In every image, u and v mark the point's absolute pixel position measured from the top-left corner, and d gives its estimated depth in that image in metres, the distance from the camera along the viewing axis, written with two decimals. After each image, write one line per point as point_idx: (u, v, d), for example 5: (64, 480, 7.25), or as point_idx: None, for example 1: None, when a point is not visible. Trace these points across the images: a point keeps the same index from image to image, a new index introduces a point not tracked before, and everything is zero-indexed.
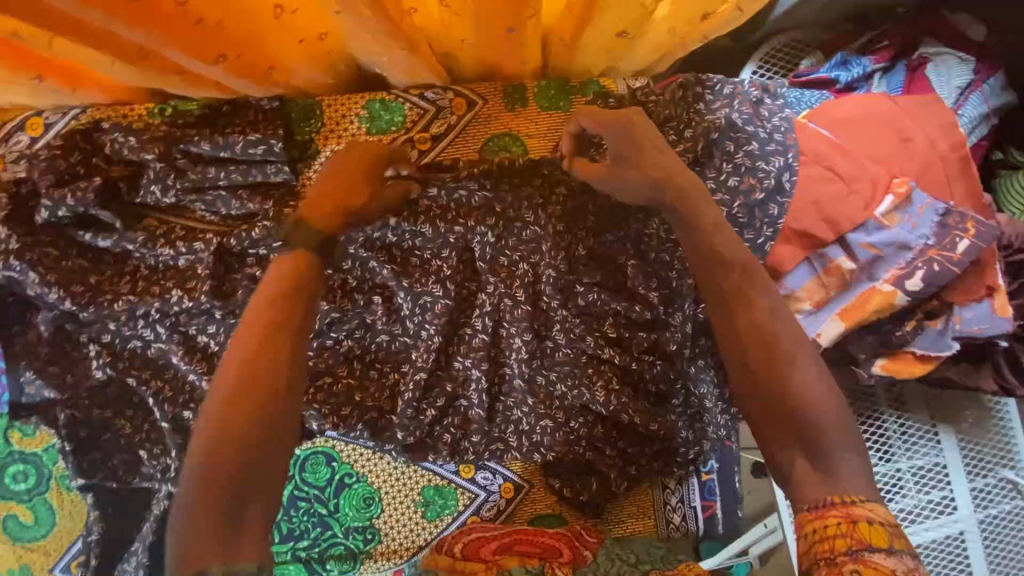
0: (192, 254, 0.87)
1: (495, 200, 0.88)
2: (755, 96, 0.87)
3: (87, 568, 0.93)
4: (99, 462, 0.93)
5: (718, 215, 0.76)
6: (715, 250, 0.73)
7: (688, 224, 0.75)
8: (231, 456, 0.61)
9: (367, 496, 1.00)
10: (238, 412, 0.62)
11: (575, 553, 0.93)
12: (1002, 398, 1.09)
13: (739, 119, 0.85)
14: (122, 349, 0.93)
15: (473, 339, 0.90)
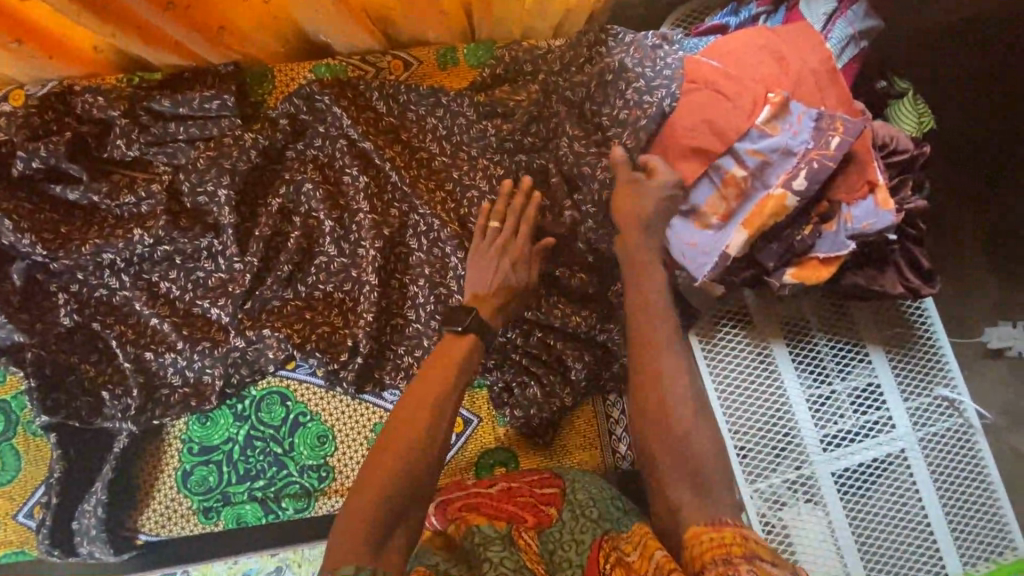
0: (151, 199, 0.99)
1: (441, 133, 1.05)
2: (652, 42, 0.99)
3: (48, 507, 0.97)
4: (62, 403, 0.97)
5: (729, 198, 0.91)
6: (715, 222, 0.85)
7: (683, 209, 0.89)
8: (389, 469, 0.72)
9: (321, 433, 1.05)
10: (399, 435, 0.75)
11: (539, 516, 0.91)
12: (924, 305, 1.14)
13: (631, 62, 0.97)
14: (89, 297, 1.01)
15: (412, 258, 1.05)
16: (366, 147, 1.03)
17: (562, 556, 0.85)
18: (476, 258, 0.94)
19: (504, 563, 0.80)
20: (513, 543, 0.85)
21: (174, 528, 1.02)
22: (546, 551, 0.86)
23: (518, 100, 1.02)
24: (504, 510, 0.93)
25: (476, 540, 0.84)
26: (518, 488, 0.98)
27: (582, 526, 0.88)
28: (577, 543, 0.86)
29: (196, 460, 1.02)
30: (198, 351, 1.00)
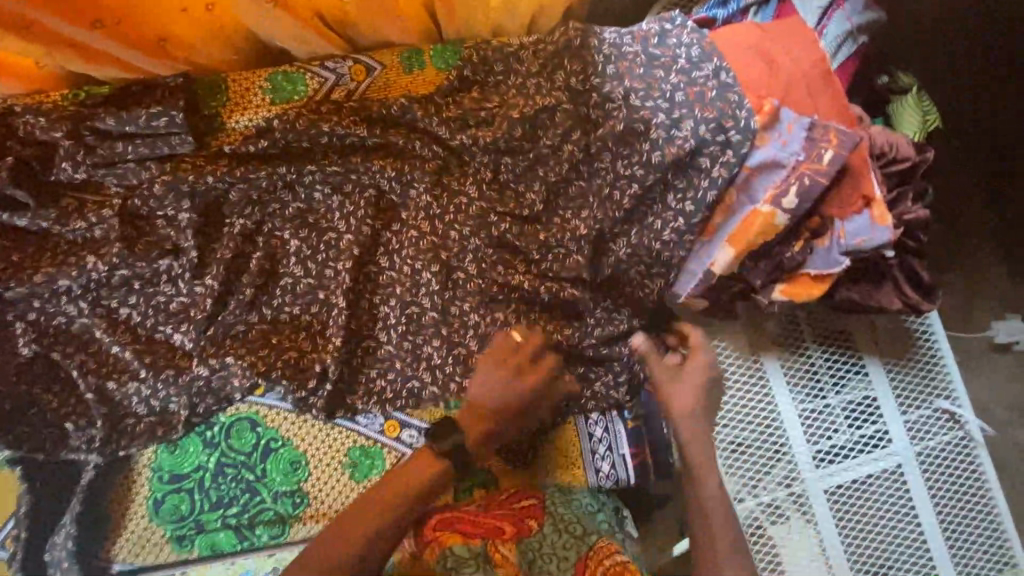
0: (103, 223, 0.93)
1: (409, 141, 0.98)
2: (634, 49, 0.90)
3: (18, 541, 0.95)
4: (26, 435, 0.95)
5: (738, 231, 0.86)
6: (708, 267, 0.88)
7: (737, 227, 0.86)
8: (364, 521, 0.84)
9: (294, 459, 1.02)
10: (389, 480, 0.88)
11: (518, 526, 0.93)
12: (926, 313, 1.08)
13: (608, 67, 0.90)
14: (47, 326, 0.97)
15: (383, 277, 1.01)
16: (333, 166, 0.98)
17: (541, 566, 0.93)
18: (479, 379, 0.93)
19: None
20: (490, 561, 0.89)
21: (151, 557, 1.00)
22: (525, 559, 0.93)
23: (490, 108, 0.97)
24: (478, 523, 0.92)
25: (451, 564, 0.87)
26: (498, 494, 0.99)
27: (565, 543, 0.95)
28: (560, 558, 0.94)
29: (168, 488, 1.00)
30: (162, 379, 0.97)
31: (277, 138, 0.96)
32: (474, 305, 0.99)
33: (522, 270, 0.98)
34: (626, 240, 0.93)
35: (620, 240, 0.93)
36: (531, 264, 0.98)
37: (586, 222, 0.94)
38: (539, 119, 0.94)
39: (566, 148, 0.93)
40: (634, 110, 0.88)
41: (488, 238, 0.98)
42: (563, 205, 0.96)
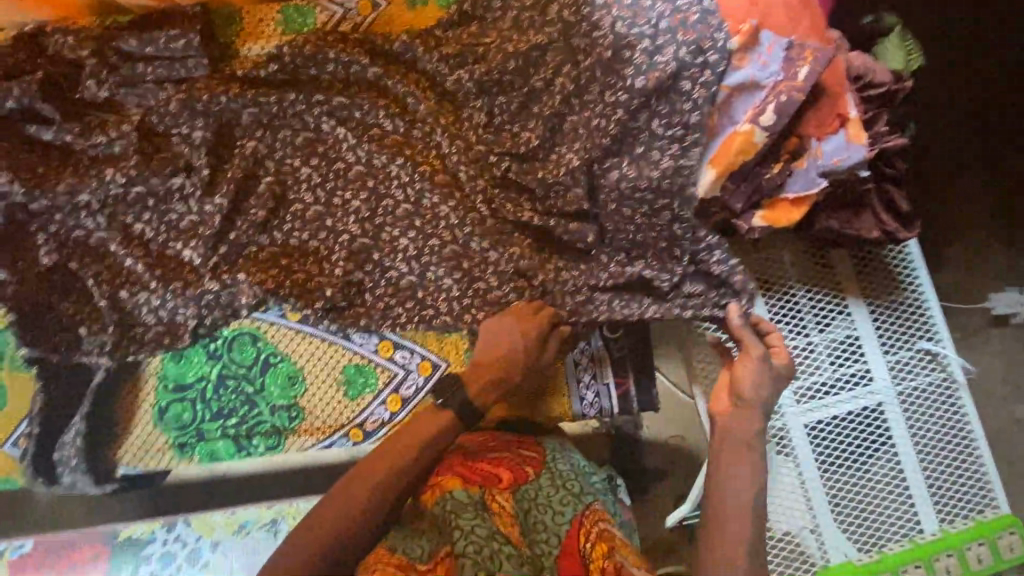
0: (123, 139, 1.00)
1: (413, 72, 1.05)
2: None
3: (31, 436, 1.01)
4: (43, 337, 1.00)
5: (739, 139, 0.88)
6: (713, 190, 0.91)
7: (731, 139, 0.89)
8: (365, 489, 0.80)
9: (291, 374, 1.07)
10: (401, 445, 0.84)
11: (516, 472, 0.90)
12: (908, 250, 1.09)
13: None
14: (67, 237, 1.03)
15: (397, 208, 1.05)
16: (342, 100, 1.03)
17: (536, 518, 0.85)
18: (489, 340, 0.93)
19: (474, 531, 0.79)
20: (487, 508, 0.84)
21: (153, 463, 1.06)
22: (521, 511, 0.86)
23: (486, 42, 1.01)
24: (479, 470, 0.90)
25: (450, 507, 0.83)
26: (492, 444, 0.96)
27: (563, 497, 0.88)
28: (556, 511, 0.86)
29: (172, 397, 1.06)
30: (170, 292, 1.02)
31: (286, 64, 1.02)
32: (490, 240, 1.03)
33: (529, 206, 1.02)
34: (618, 170, 0.96)
35: (611, 171, 0.96)
36: (536, 201, 1.02)
37: (578, 153, 0.97)
38: (533, 57, 0.99)
39: (559, 80, 0.98)
40: (621, 36, 0.93)
41: (492, 178, 1.03)
42: (558, 141, 1.00)
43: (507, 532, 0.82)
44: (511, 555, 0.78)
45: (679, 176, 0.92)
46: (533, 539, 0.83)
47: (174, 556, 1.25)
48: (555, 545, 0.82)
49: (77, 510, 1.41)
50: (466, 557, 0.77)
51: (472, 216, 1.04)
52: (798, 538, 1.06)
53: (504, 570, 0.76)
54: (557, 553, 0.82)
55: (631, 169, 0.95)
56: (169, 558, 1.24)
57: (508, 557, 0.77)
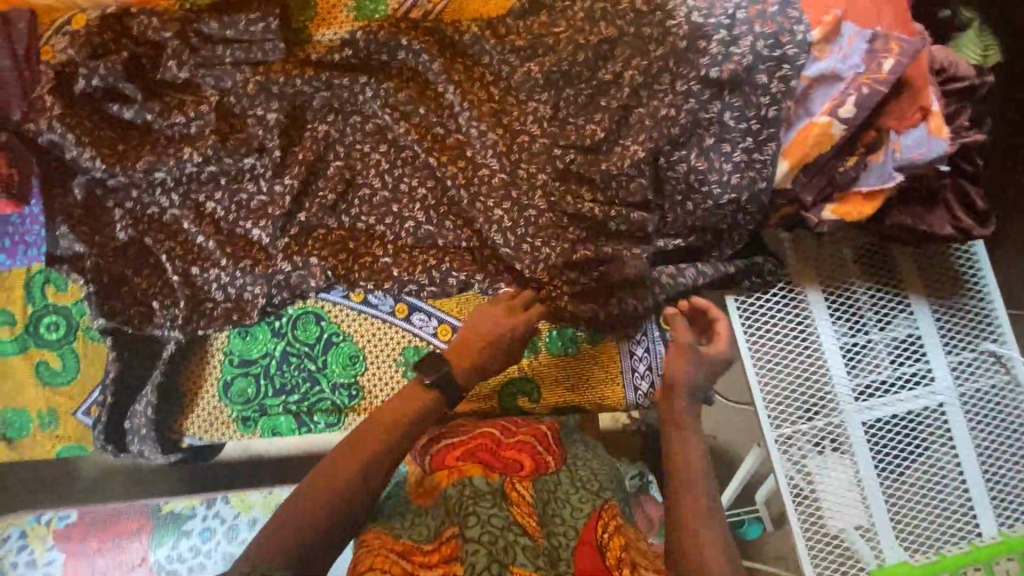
0: (200, 119, 1.03)
1: (481, 59, 1.04)
2: None
3: (103, 405, 1.05)
4: (119, 309, 1.05)
5: (820, 131, 0.88)
6: (792, 178, 0.91)
7: (810, 131, 0.88)
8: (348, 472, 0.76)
9: (352, 354, 1.10)
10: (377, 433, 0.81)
11: (538, 461, 0.93)
12: (972, 249, 1.09)
13: None
14: (142, 214, 1.07)
15: (457, 197, 1.06)
16: (415, 89, 1.05)
17: (554, 510, 0.83)
18: (478, 316, 0.98)
19: (492, 520, 0.77)
20: (506, 497, 0.83)
21: (217, 435, 1.09)
22: (540, 501, 0.85)
23: (557, 32, 1.01)
24: (500, 460, 0.92)
25: (468, 491, 0.81)
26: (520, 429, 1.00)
27: (581, 495, 0.87)
28: (573, 507, 0.84)
29: (236, 371, 1.09)
30: (239, 269, 1.05)
31: (360, 48, 1.03)
32: (547, 236, 1.04)
33: (590, 198, 1.03)
34: (686, 163, 0.96)
35: (679, 164, 0.97)
36: (597, 191, 1.03)
37: (644, 143, 0.98)
38: (602, 51, 0.99)
39: (628, 72, 0.98)
40: (697, 26, 0.91)
41: (555, 171, 1.04)
42: (623, 132, 1.00)
43: (524, 521, 0.80)
44: (527, 546, 0.76)
45: (750, 172, 0.92)
46: (549, 531, 0.80)
47: (212, 531, 1.31)
48: (572, 537, 0.79)
49: (111, 487, 1.47)
50: (479, 542, 0.74)
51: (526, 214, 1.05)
52: (851, 540, 1.05)
53: (518, 562, 0.74)
54: (573, 545, 0.78)
55: (701, 162, 0.94)
56: (209, 534, 1.31)
57: (523, 549, 0.75)
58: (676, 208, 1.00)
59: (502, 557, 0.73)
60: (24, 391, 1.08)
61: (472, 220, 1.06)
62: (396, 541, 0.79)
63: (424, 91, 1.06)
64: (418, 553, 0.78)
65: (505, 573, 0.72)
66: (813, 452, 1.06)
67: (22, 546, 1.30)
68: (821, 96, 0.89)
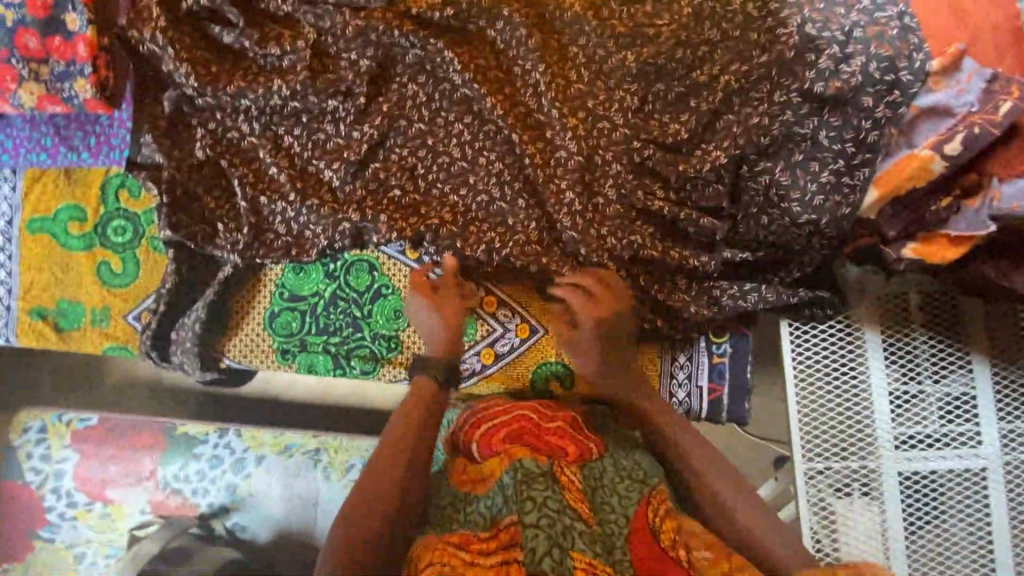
0: (294, 54, 1.04)
1: (578, 39, 1.03)
2: None
3: (156, 312, 1.08)
4: (185, 223, 1.06)
5: (920, 163, 0.85)
6: (880, 207, 0.90)
7: (908, 162, 0.86)
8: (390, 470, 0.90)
9: (397, 308, 1.12)
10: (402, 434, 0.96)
11: (581, 450, 0.92)
12: None
13: None
14: (221, 138, 1.10)
15: (529, 174, 1.06)
16: (509, 59, 1.05)
17: (603, 499, 0.82)
18: (421, 309, 1.07)
19: (547, 504, 0.76)
20: (557, 478, 0.82)
21: (257, 360, 1.12)
22: (588, 488, 0.83)
23: (659, 24, 0.99)
24: (546, 450, 0.91)
25: (518, 476, 0.80)
26: (559, 415, 1.00)
27: (627, 483, 0.85)
28: (621, 495, 0.83)
29: (285, 304, 1.11)
30: (305, 205, 1.07)
31: (462, 10, 1.02)
32: (613, 228, 1.03)
33: (662, 196, 1.02)
34: (769, 176, 0.94)
35: (761, 176, 0.95)
36: (670, 190, 1.02)
37: (727, 150, 0.96)
38: (699, 53, 0.98)
39: (725, 78, 0.96)
40: (807, 39, 0.88)
41: (631, 164, 1.03)
42: (706, 137, 0.99)
43: (578, 507, 0.78)
44: (583, 531, 0.75)
45: (836, 195, 0.90)
46: (602, 517, 0.79)
47: (222, 460, 1.38)
48: (624, 525, 0.78)
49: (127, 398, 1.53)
50: (539, 527, 0.73)
51: (595, 202, 1.04)
52: None
53: (577, 547, 0.73)
54: (626, 532, 0.77)
55: (785, 177, 0.93)
56: (216, 461, 1.37)
57: (581, 533, 0.74)
58: (749, 220, 0.98)
59: (562, 540, 0.73)
60: (82, 287, 1.12)
61: (543, 201, 1.06)
62: (450, 534, 0.78)
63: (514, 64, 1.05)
64: (475, 541, 0.76)
65: (566, 558, 0.71)
66: (840, 492, 1.04)
67: (42, 439, 1.38)
68: (927, 129, 0.86)
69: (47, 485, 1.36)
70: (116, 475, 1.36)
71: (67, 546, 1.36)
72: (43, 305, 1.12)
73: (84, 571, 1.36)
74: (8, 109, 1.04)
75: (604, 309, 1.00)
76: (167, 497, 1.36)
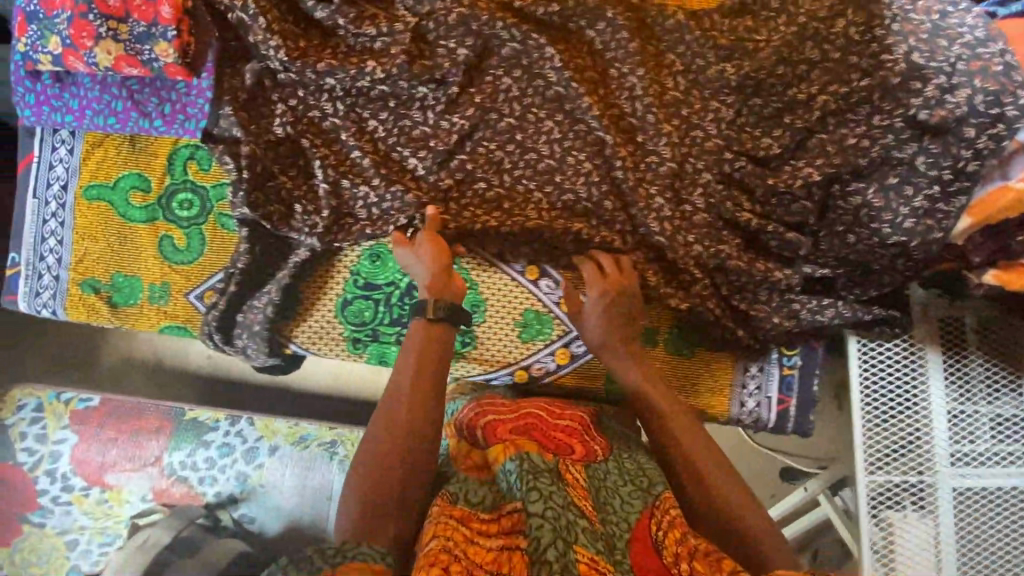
0: (390, 36, 1.01)
1: (676, 47, 1.03)
2: (936, 15, 0.93)
3: (224, 293, 1.04)
4: (262, 202, 1.02)
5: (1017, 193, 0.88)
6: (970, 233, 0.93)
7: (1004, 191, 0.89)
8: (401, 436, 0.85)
9: (474, 302, 1.10)
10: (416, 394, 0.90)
11: (587, 449, 0.92)
12: None
13: (907, 9, 0.94)
14: (303, 116, 1.05)
15: (615, 179, 1.06)
16: (607, 61, 1.04)
17: (606, 499, 0.82)
18: (415, 254, 1.01)
19: (552, 498, 0.76)
20: (561, 476, 0.82)
21: (323, 348, 1.09)
22: (592, 488, 0.84)
23: (758, 40, 1.01)
24: (553, 442, 0.92)
25: (526, 469, 0.80)
26: (566, 415, 1.00)
27: (632, 490, 0.84)
28: (625, 499, 0.83)
29: (358, 292, 1.08)
30: (390, 191, 1.04)
31: (566, 8, 1.02)
32: (699, 236, 1.05)
33: (748, 208, 1.04)
34: (861, 197, 0.97)
35: (853, 196, 0.98)
36: (756, 203, 1.04)
37: (820, 169, 0.98)
38: (799, 71, 0.99)
39: (824, 97, 0.97)
40: (915, 67, 0.91)
41: (720, 175, 1.04)
42: (797, 154, 1.01)
43: (583, 505, 0.78)
44: (586, 529, 0.74)
45: (929, 220, 0.93)
46: (604, 517, 0.79)
47: (232, 448, 1.40)
48: (626, 529, 0.78)
49: (130, 379, 1.61)
50: (544, 518, 0.73)
51: (682, 210, 1.05)
52: None
53: (580, 542, 0.72)
54: (627, 537, 0.77)
55: (879, 199, 0.95)
56: (227, 450, 1.40)
57: (584, 530, 0.73)
58: (832, 238, 1.01)
59: (565, 535, 0.72)
60: (140, 261, 1.06)
61: (629, 204, 1.06)
62: (454, 509, 0.78)
63: (608, 65, 1.05)
64: (476, 519, 0.78)
65: (569, 552, 0.70)
66: (898, 505, 1.09)
67: (38, 418, 1.40)
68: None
69: (42, 467, 1.37)
70: (116, 459, 1.38)
71: (59, 532, 1.35)
72: (96, 278, 1.06)
73: (76, 559, 1.34)
74: (79, 67, 0.97)
75: (617, 289, 1.01)
76: (169, 485, 1.37)
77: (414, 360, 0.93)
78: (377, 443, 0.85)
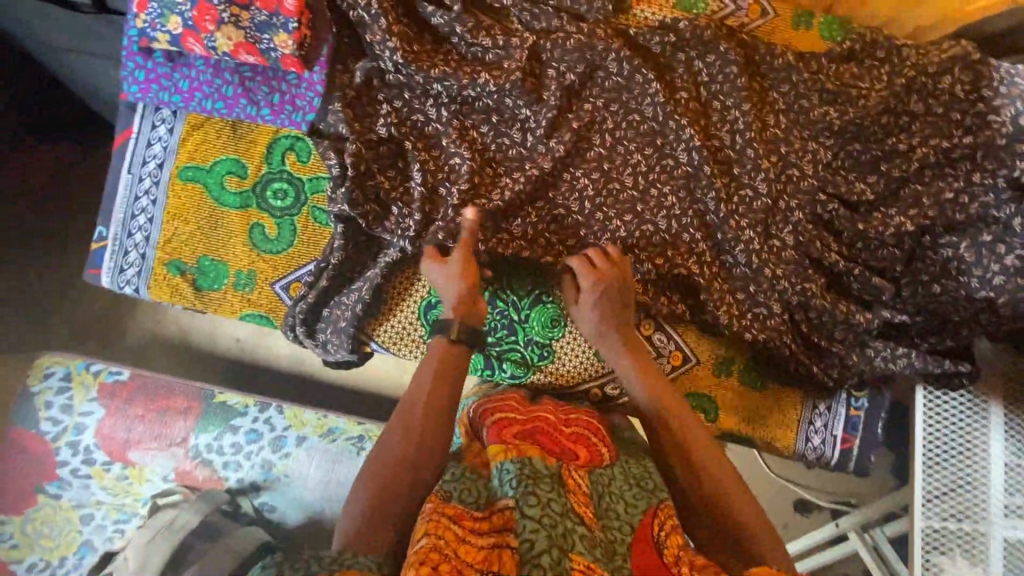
0: (504, 49, 1.03)
1: (778, 88, 1.06)
2: None
3: (315, 287, 1.04)
4: (358, 200, 1.00)
5: None
6: None
7: None
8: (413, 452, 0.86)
9: (555, 317, 1.11)
10: (429, 412, 0.90)
11: (592, 454, 0.92)
12: None
13: (1014, 74, 0.98)
14: (405, 118, 1.04)
15: (705, 212, 1.06)
16: (709, 95, 1.06)
17: (609, 504, 0.83)
18: (446, 274, 0.98)
19: (550, 505, 0.74)
20: (563, 480, 0.81)
21: (403, 349, 1.09)
22: (595, 492, 0.84)
23: (862, 87, 1.03)
24: (558, 445, 0.91)
25: (526, 472, 0.79)
26: (572, 419, 0.99)
27: (634, 490, 0.85)
28: (628, 503, 0.83)
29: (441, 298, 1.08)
30: (488, 201, 1.02)
31: (680, 40, 1.05)
32: (789, 273, 1.05)
33: (836, 250, 1.05)
34: (952, 250, 1.01)
35: (943, 249, 1.01)
36: (845, 246, 1.05)
37: (913, 219, 1.01)
38: (900, 121, 1.02)
39: (924, 150, 1.00)
40: (1021, 130, 0.96)
41: (813, 215, 1.05)
42: (890, 203, 1.03)
43: (582, 511, 0.77)
44: (583, 536, 0.73)
45: (1020, 278, 0.97)
46: (605, 524, 0.79)
47: (260, 435, 1.32)
48: (628, 533, 0.78)
49: (157, 358, 1.52)
50: (538, 522, 0.71)
51: (772, 244, 1.05)
52: None
53: (577, 550, 0.71)
54: (629, 540, 0.78)
55: (970, 254, 1.00)
56: (255, 436, 1.32)
57: (581, 537, 0.72)
58: (917, 286, 1.04)
59: (562, 543, 0.70)
60: (229, 246, 1.06)
61: (718, 235, 1.06)
62: (447, 507, 0.77)
63: (711, 98, 1.07)
64: (469, 519, 0.76)
65: (565, 561, 0.68)
66: (956, 542, 1.11)
67: (65, 387, 1.32)
68: None
69: (65, 437, 1.30)
70: (142, 436, 1.31)
71: (75, 505, 1.28)
72: (182, 260, 1.06)
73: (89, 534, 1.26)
74: (195, 49, 0.98)
75: (609, 281, 0.99)
76: (194, 467, 1.30)
77: (431, 375, 0.93)
78: (389, 455, 0.86)
